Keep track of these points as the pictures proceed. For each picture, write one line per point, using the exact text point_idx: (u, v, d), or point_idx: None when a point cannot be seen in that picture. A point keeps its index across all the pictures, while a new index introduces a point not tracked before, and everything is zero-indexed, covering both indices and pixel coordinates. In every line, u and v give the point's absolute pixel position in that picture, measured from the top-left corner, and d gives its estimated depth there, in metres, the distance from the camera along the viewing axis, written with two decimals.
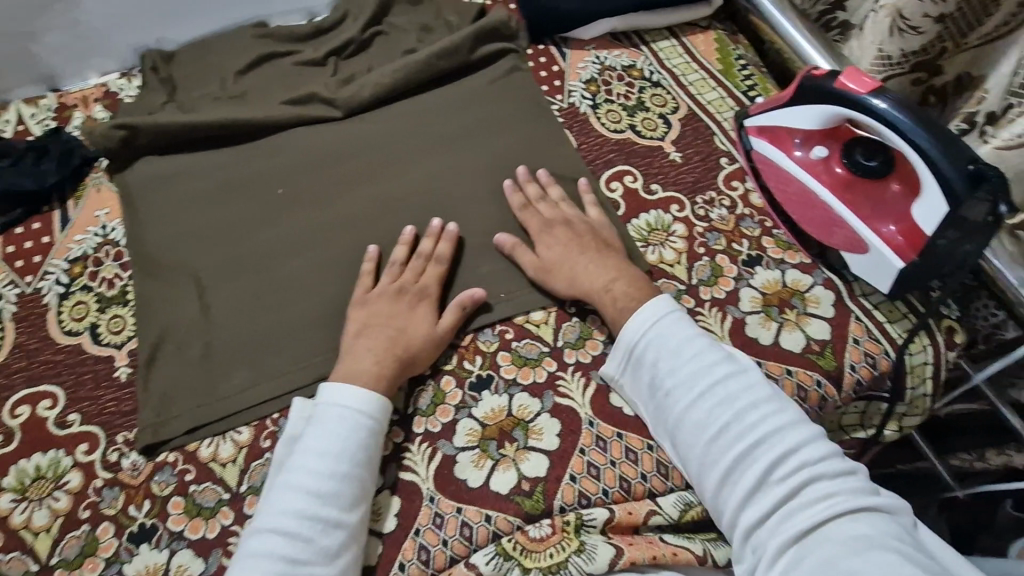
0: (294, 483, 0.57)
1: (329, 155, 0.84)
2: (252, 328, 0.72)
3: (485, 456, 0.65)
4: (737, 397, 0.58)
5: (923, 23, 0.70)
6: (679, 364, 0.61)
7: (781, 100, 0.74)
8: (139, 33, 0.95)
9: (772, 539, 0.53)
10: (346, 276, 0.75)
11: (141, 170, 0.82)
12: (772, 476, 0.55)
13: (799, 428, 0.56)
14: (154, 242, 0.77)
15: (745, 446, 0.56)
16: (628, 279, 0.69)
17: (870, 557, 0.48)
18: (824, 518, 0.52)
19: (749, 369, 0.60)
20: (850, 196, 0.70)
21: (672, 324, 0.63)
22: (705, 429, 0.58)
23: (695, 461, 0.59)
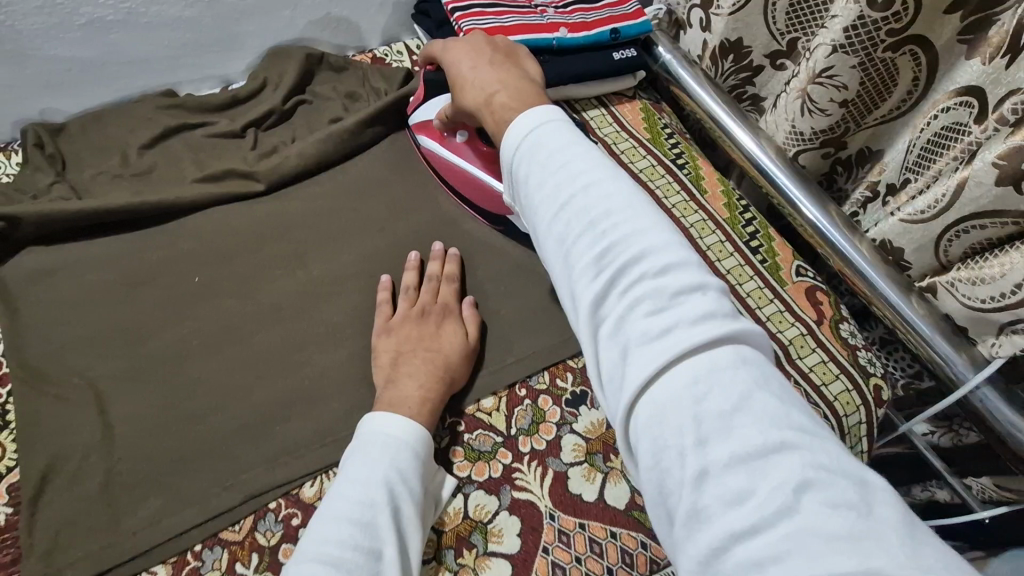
0: (332, 513, 0.54)
1: (251, 235, 0.77)
2: (194, 435, 0.63)
3: (443, 569, 0.60)
4: (596, 207, 0.41)
5: (829, 106, 0.76)
6: (545, 182, 0.44)
7: (422, 99, 0.82)
8: (19, 106, 0.82)
9: (618, 378, 0.37)
10: (283, 371, 0.68)
11: (24, 264, 0.71)
12: (623, 302, 0.38)
13: (654, 252, 0.39)
14: (39, 351, 0.66)
15: (609, 282, 0.39)
16: (512, 89, 0.54)
17: (709, 424, 0.33)
18: (669, 340, 0.36)
19: (616, 180, 0.43)
20: (496, 170, 0.75)
21: (548, 138, 0.45)
22: (569, 244, 0.41)
23: (562, 279, 0.42)
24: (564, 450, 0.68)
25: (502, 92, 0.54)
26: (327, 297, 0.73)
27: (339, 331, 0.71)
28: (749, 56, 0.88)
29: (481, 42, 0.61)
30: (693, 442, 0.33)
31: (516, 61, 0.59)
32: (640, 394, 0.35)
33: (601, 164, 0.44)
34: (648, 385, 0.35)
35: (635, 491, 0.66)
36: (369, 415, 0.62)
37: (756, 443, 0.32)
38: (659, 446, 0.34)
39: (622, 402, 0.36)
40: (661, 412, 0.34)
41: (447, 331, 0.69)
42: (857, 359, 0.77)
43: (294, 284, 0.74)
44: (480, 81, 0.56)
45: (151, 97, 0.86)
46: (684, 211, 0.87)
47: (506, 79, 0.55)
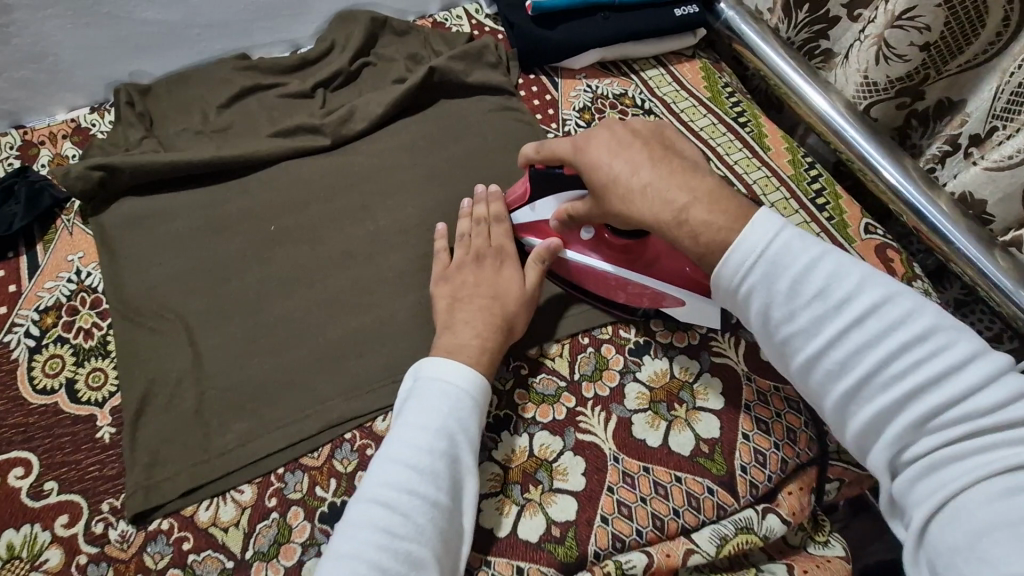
0: (393, 455, 0.54)
1: (322, 188, 0.80)
2: (274, 368, 0.67)
3: (509, 502, 0.61)
4: (885, 332, 0.48)
5: (908, 52, 0.74)
6: (798, 310, 0.51)
7: (524, 197, 0.71)
8: (110, 69, 0.88)
9: (915, 499, 0.47)
10: (354, 312, 0.71)
11: (120, 211, 0.76)
12: (928, 429, 0.47)
13: (967, 370, 0.46)
14: (135, 290, 0.71)
15: (906, 391, 0.47)
16: (707, 200, 0.55)
17: (1006, 506, 0.42)
18: (985, 458, 0.44)
19: (894, 293, 0.49)
20: (637, 263, 0.67)
21: (783, 251, 0.51)
22: (839, 375, 0.50)
23: (815, 391, 0.53)
24: (627, 397, 0.68)
25: (697, 203, 0.55)
26: (395, 246, 0.76)
27: (406, 279, 0.74)
28: (825, 6, 0.86)
29: (619, 134, 0.61)
30: (995, 554, 0.40)
31: (672, 147, 0.61)
32: (938, 509, 0.45)
33: (850, 269, 0.51)
34: (957, 493, 0.44)
35: (699, 438, 0.66)
36: (425, 358, 0.61)
37: (1009, 487, 0.42)
38: (958, 554, 0.42)
39: (921, 517, 0.45)
40: (949, 541, 0.43)
41: (506, 275, 0.67)
42: None
43: (362, 233, 0.76)
44: (649, 194, 0.57)
45: (226, 60, 0.91)
46: (747, 168, 0.86)
47: (686, 185, 0.56)
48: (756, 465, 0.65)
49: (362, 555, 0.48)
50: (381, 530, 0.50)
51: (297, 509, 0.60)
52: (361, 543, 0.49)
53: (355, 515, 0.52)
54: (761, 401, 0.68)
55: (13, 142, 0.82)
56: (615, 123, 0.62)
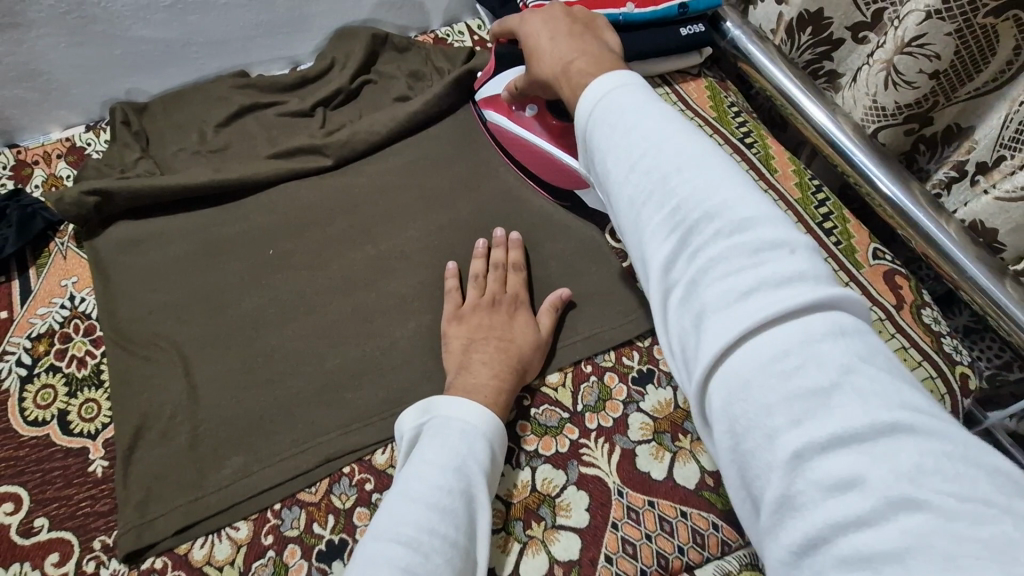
0: (409, 491, 0.50)
1: (322, 211, 0.78)
2: (271, 398, 0.66)
3: (511, 539, 0.60)
4: (670, 159, 0.35)
5: (917, 79, 0.73)
6: (613, 149, 0.37)
7: (491, 72, 0.82)
8: (107, 86, 0.87)
9: (690, 352, 0.31)
10: (354, 340, 0.70)
11: (115, 234, 0.75)
12: (735, 316, 0.29)
13: (735, 207, 0.32)
14: (131, 317, 0.70)
15: (681, 229, 0.33)
16: (594, 58, 0.47)
17: (802, 405, 0.26)
18: (756, 305, 0.29)
19: (701, 139, 0.36)
20: (563, 141, 0.74)
21: (617, 96, 0.39)
22: (639, 200, 0.36)
23: (628, 238, 0.37)
24: (631, 428, 0.67)
25: (582, 58, 0.48)
26: (395, 271, 0.75)
27: (406, 305, 0.72)
28: (828, 29, 0.84)
29: (557, 7, 0.55)
30: (791, 432, 0.26)
31: (594, 28, 0.53)
32: (710, 369, 0.29)
33: (704, 152, 0.36)
34: (728, 353, 0.29)
35: (704, 472, 0.65)
36: (438, 397, 0.60)
37: (862, 427, 0.25)
38: (736, 418, 0.28)
39: (694, 376, 0.30)
40: (746, 400, 0.28)
41: (518, 323, 0.68)
42: (942, 346, 0.73)
43: (362, 257, 0.75)
44: (555, 52, 0.51)
45: (225, 78, 0.89)
46: None
47: (586, 53, 0.48)
48: None
49: None
50: (399, 570, 0.45)
51: (294, 546, 0.58)
52: None
53: (370, 556, 0.46)
54: None
55: (7, 162, 0.81)
56: (556, 7, 0.55)
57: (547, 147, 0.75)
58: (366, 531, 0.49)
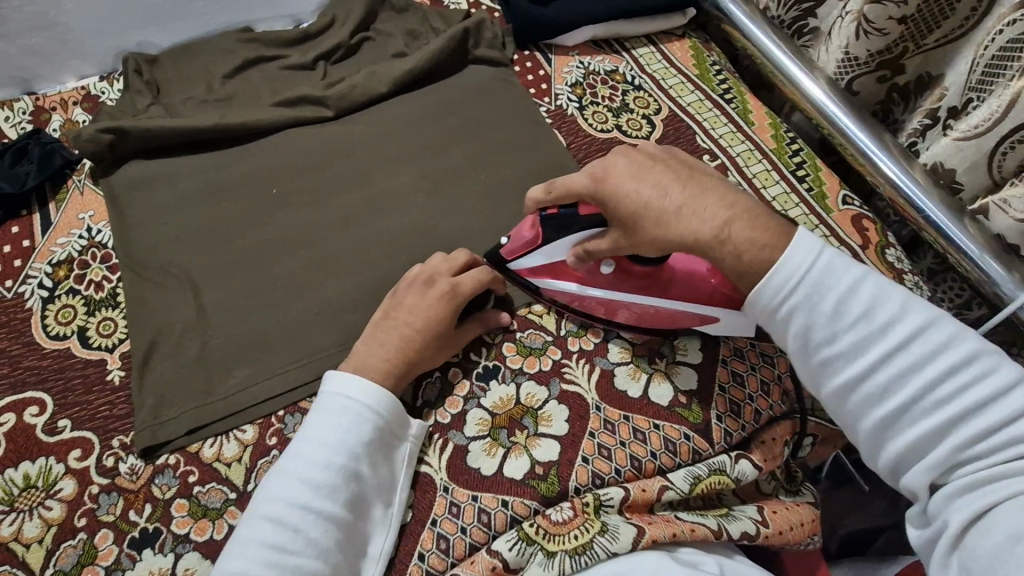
0: (288, 470, 0.55)
1: (323, 154, 0.83)
2: (274, 320, 0.70)
3: (496, 445, 0.66)
4: (908, 347, 0.49)
5: (887, 25, 0.78)
6: (838, 333, 0.51)
7: (533, 243, 0.66)
8: (120, 39, 0.92)
9: (944, 512, 0.47)
10: (352, 269, 0.74)
11: (128, 172, 0.79)
12: (965, 457, 0.47)
13: (994, 386, 0.47)
14: (144, 245, 0.74)
15: (935, 412, 0.48)
16: (746, 218, 0.54)
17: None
18: (1001, 480, 0.45)
19: (932, 317, 0.50)
20: (657, 286, 0.66)
21: (830, 268, 0.51)
22: (876, 398, 0.50)
23: (853, 422, 0.52)
24: (610, 351, 0.72)
25: (739, 220, 0.54)
26: (392, 209, 0.79)
27: (402, 238, 0.77)
28: None
29: (639, 159, 0.59)
30: None
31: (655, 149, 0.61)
32: (979, 515, 0.45)
33: (898, 296, 0.51)
34: (994, 512, 0.44)
35: (677, 390, 0.69)
36: (330, 372, 0.61)
37: None
38: (996, 559, 0.42)
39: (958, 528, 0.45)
40: (987, 544, 0.43)
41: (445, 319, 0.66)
42: (902, 281, 0.79)
43: (361, 196, 0.80)
44: (700, 216, 0.55)
45: (231, 32, 0.94)
46: (730, 141, 0.89)
47: (728, 201, 0.55)
48: (730, 415, 0.68)
49: (249, 570, 0.50)
50: (268, 548, 0.51)
51: None
52: (251, 560, 0.51)
53: (247, 528, 0.53)
54: (736, 357, 0.72)
55: (26, 107, 0.86)
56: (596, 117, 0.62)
57: (652, 302, 0.67)
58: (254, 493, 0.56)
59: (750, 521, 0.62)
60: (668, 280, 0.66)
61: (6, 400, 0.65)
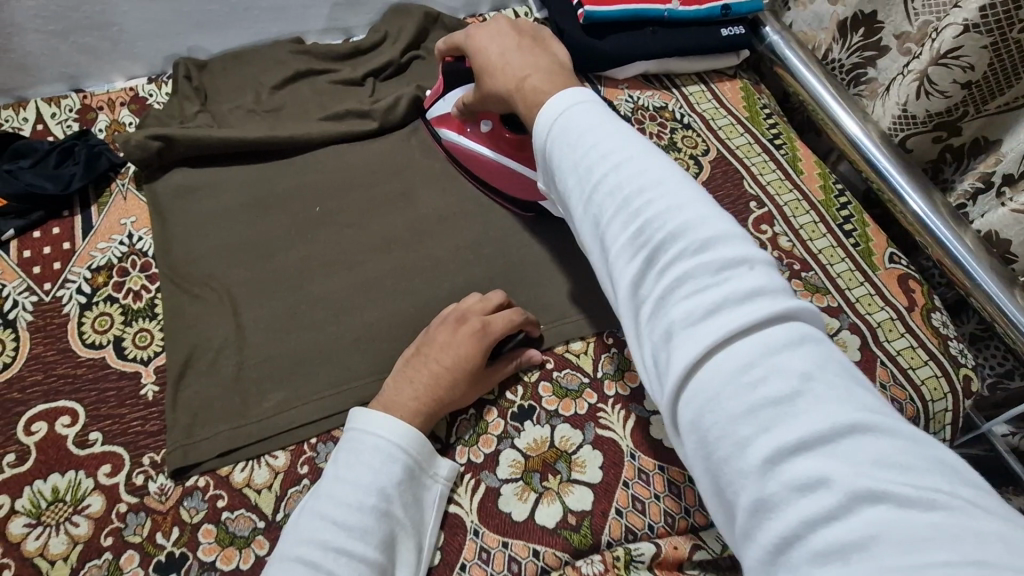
0: (320, 510, 0.54)
1: (367, 174, 0.82)
2: (310, 343, 0.69)
3: (528, 489, 0.65)
4: (634, 185, 0.42)
5: (950, 88, 0.77)
6: (587, 172, 0.45)
7: (442, 91, 0.81)
8: (171, 41, 0.91)
9: (665, 370, 0.37)
10: (390, 296, 0.74)
11: (173, 180, 0.79)
12: (671, 318, 0.38)
13: (713, 231, 0.39)
14: (186, 257, 0.74)
15: (651, 248, 0.40)
16: (546, 74, 0.56)
17: (767, 415, 0.33)
18: (734, 350, 0.35)
19: (671, 169, 0.43)
20: (521, 154, 0.75)
21: (583, 123, 0.47)
22: (612, 225, 0.43)
23: (602, 265, 0.45)
24: (647, 399, 0.71)
25: (535, 74, 0.56)
26: (434, 235, 0.78)
27: (442, 266, 0.76)
28: (879, 33, 0.88)
29: (502, 24, 0.63)
30: (758, 442, 0.32)
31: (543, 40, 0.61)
32: (683, 387, 0.36)
33: (652, 155, 0.44)
34: (693, 376, 0.35)
35: None
36: (358, 409, 0.61)
37: (822, 429, 0.31)
38: (710, 418, 0.34)
39: (670, 393, 0.36)
40: (710, 399, 0.34)
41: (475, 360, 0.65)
42: (947, 348, 0.77)
43: (404, 219, 0.79)
44: (511, 66, 0.58)
45: (282, 43, 0.93)
46: (778, 189, 0.88)
47: (537, 63, 0.57)
48: None
49: None
50: None
51: None
52: None
53: (278, 570, 0.52)
54: None
55: (73, 105, 0.85)
56: (501, 65, 0.59)
57: (509, 160, 0.75)
58: (284, 533, 0.56)
59: None
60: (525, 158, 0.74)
61: (39, 408, 0.64)
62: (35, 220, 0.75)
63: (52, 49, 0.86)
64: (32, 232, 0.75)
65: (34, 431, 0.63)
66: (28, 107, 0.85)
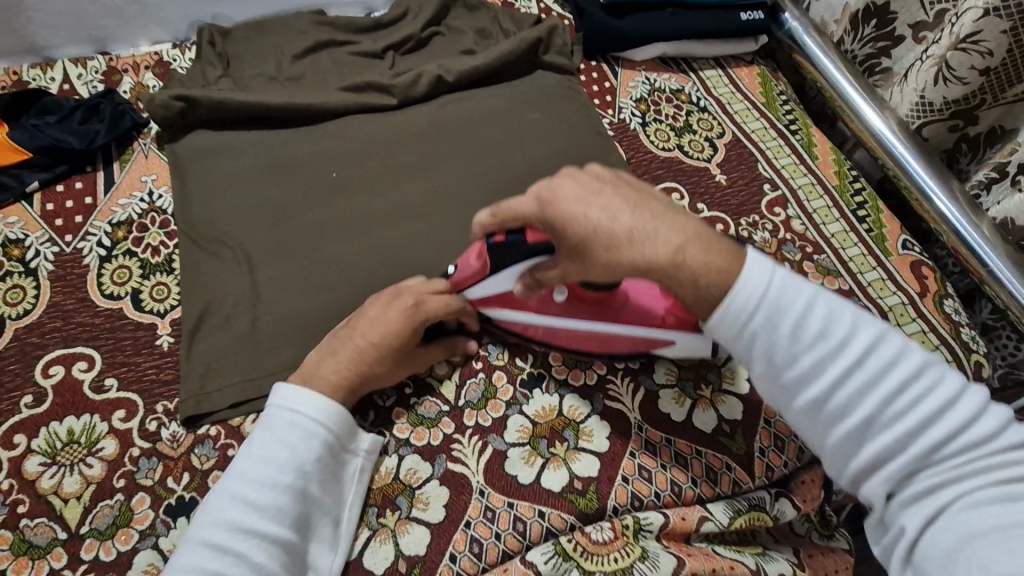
0: (230, 491, 0.53)
1: (384, 143, 0.83)
2: (323, 303, 0.70)
3: (535, 454, 0.65)
4: (865, 373, 0.49)
5: (968, 75, 0.77)
6: (800, 355, 0.50)
7: (480, 273, 0.64)
8: (197, 9, 0.93)
9: (903, 520, 0.48)
10: (403, 261, 0.74)
11: (193, 141, 0.80)
12: (929, 463, 0.47)
13: (938, 396, 0.48)
14: (203, 215, 0.75)
15: (884, 422, 0.48)
16: (702, 243, 0.51)
17: (1013, 542, 0.42)
18: (961, 494, 0.46)
19: (880, 335, 0.50)
20: (609, 314, 0.66)
21: (782, 296, 0.50)
22: (832, 414, 0.49)
23: (808, 430, 0.52)
24: (657, 372, 0.71)
25: (692, 242, 0.51)
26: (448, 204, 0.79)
27: (455, 235, 0.77)
28: (892, 24, 0.88)
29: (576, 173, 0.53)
30: (988, 552, 0.43)
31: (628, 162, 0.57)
32: (931, 517, 0.47)
33: (849, 316, 0.50)
34: (941, 512, 0.46)
35: (722, 419, 0.68)
36: (278, 384, 0.59)
37: None
38: (949, 558, 0.44)
39: (914, 531, 0.47)
40: (941, 547, 0.45)
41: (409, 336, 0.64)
42: (959, 335, 0.77)
43: (418, 188, 0.80)
44: (647, 254, 0.50)
45: (304, 13, 0.94)
46: (792, 173, 0.88)
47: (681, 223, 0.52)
48: (774, 449, 0.67)
49: None
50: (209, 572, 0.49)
51: None
52: None
53: (188, 553, 0.50)
54: None
55: (99, 66, 0.87)
56: (579, 140, 0.58)
57: (601, 324, 0.66)
58: (194, 516, 0.54)
59: (786, 563, 0.62)
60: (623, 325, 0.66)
61: (56, 353, 0.65)
62: (58, 174, 0.76)
63: (81, 11, 0.87)
64: (55, 186, 0.76)
65: (51, 374, 0.64)
66: (55, 66, 0.86)
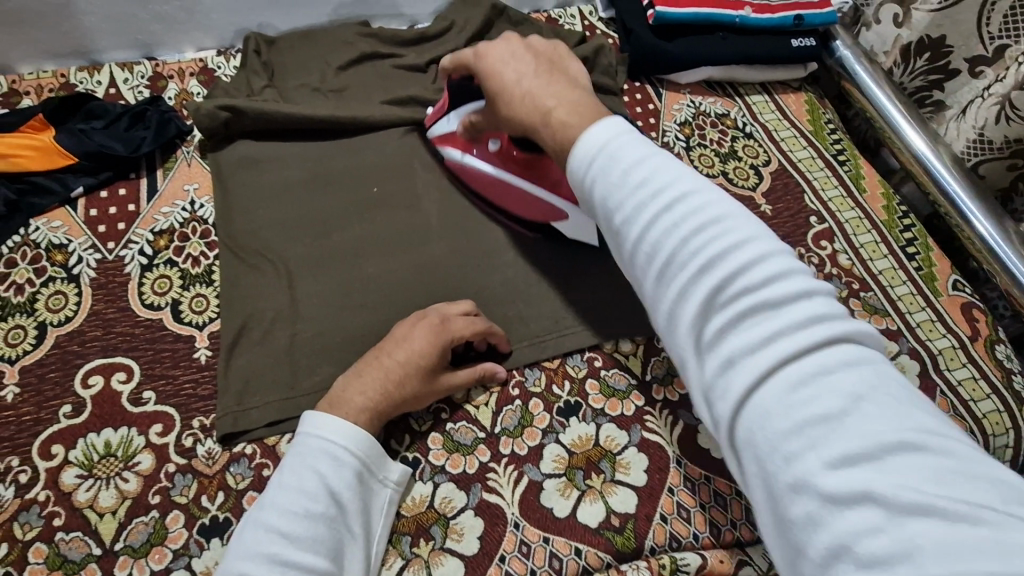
0: (264, 521, 0.51)
1: (425, 159, 0.82)
2: (361, 322, 0.69)
3: (571, 486, 0.64)
4: (682, 214, 0.42)
5: None
6: (625, 200, 0.45)
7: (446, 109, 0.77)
8: (243, 16, 0.93)
9: (718, 393, 0.39)
10: (442, 282, 0.73)
11: (236, 152, 0.80)
12: (714, 315, 0.40)
13: (745, 250, 0.40)
14: (245, 226, 0.74)
15: (690, 274, 0.41)
16: (569, 103, 0.54)
17: (815, 432, 0.34)
18: (760, 358, 0.37)
19: (705, 187, 0.44)
20: (532, 175, 0.72)
21: (622, 147, 0.46)
22: (654, 261, 0.43)
23: (647, 295, 0.45)
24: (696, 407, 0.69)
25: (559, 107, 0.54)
26: (488, 225, 0.78)
27: (495, 256, 0.76)
28: (946, 57, 0.86)
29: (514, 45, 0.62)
30: (810, 460, 0.34)
31: (561, 66, 0.61)
32: (744, 400, 0.37)
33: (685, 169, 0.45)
34: (752, 394, 0.37)
35: None
36: (305, 411, 0.58)
37: (864, 446, 0.32)
38: (768, 433, 0.36)
39: (727, 413, 0.38)
40: (768, 420, 0.36)
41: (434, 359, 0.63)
42: (1011, 384, 0.74)
43: (459, 207, 0.79)
44: (533, 96, 0.57)
45: (349, 24, 0.94)
46: (840, 206, 0.86)
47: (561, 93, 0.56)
48: None
49: None
50: None
51: None
52: None
53: None
54: None
55: (145, 71, 0.87)
56: (518, 94, 0.59)
57: (523, 184, 0.72)
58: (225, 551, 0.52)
59: None
60: (534, 185, 0.72)
61: (95, 363, 0.65)
62: (103, 180, 0.76)
63: (129, 16, 0.88)
64: (99, 191, 0.76)
65: (90, 385, 0.64)
66: (102, 71, 0.87)
